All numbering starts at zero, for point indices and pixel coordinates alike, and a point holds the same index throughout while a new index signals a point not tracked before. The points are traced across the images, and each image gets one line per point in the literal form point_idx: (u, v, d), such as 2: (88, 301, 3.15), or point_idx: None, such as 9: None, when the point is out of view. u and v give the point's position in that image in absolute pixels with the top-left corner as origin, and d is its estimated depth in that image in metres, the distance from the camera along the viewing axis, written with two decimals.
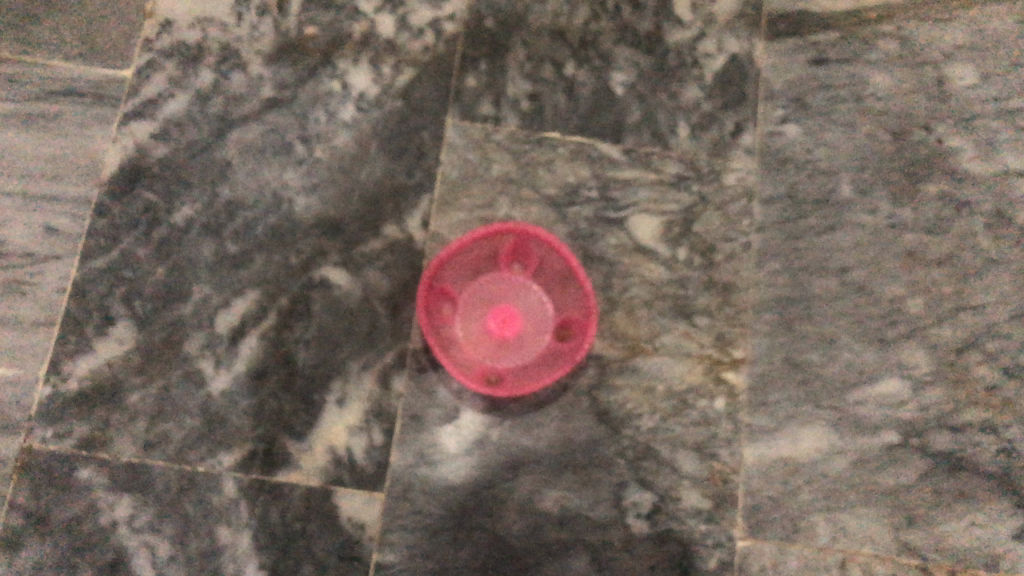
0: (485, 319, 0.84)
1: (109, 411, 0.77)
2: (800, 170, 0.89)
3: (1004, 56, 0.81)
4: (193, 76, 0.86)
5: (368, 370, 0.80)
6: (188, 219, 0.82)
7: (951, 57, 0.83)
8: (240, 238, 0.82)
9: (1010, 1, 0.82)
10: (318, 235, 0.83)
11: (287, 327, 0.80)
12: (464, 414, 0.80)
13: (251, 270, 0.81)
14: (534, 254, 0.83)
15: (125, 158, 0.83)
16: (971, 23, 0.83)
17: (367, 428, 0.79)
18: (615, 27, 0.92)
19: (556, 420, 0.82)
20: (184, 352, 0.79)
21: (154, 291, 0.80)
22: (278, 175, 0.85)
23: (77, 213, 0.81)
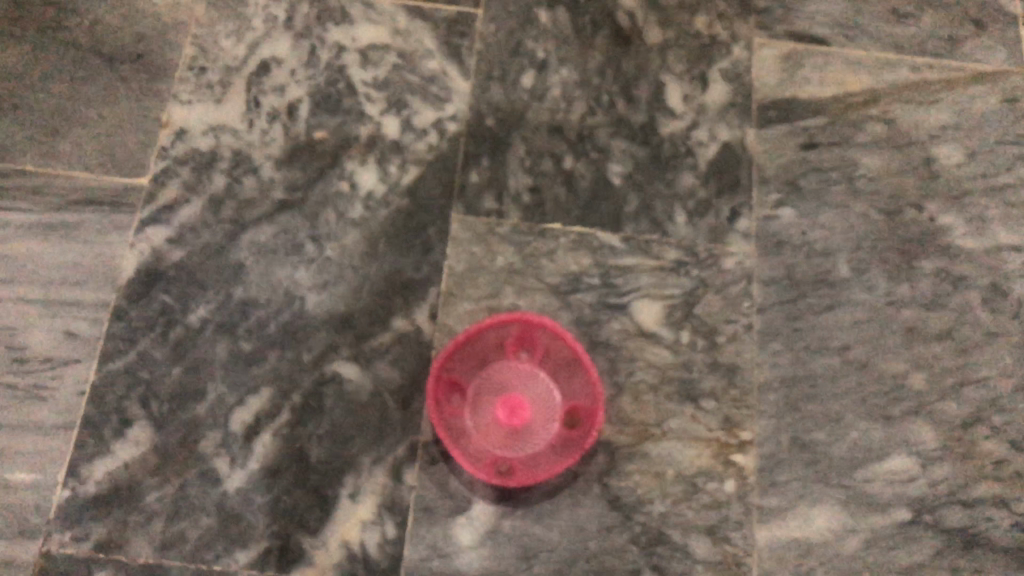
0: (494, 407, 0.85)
1: (126, 512, 0.78)
2: (796, 252, 0.93)
3: (976, 141, 0.97)
4: (207, 181, 0.90)
5: (380, 463, 0.81)
6: (203, 319, 0.85)
7: (919, 143, 0.97)
8: (254, 336, 0.85)
9: (949, 108, 0.98)
10: (330, 331, 0.85)
11: (301, 423, 0.82)
12: (475, 504, 0.81)
13: (265, 367, 0.83)
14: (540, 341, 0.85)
15: (142, 262, 0.87)
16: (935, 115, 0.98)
17: (380, 522, 0.79)
18: (611, 121, 0.96)
19: (568, 508, 0.82)
20: (199, 451, 0.80)
21: (170, 391, 0.82)
22: (290, 274, 0.87)
23: (96, 317, 0.84)
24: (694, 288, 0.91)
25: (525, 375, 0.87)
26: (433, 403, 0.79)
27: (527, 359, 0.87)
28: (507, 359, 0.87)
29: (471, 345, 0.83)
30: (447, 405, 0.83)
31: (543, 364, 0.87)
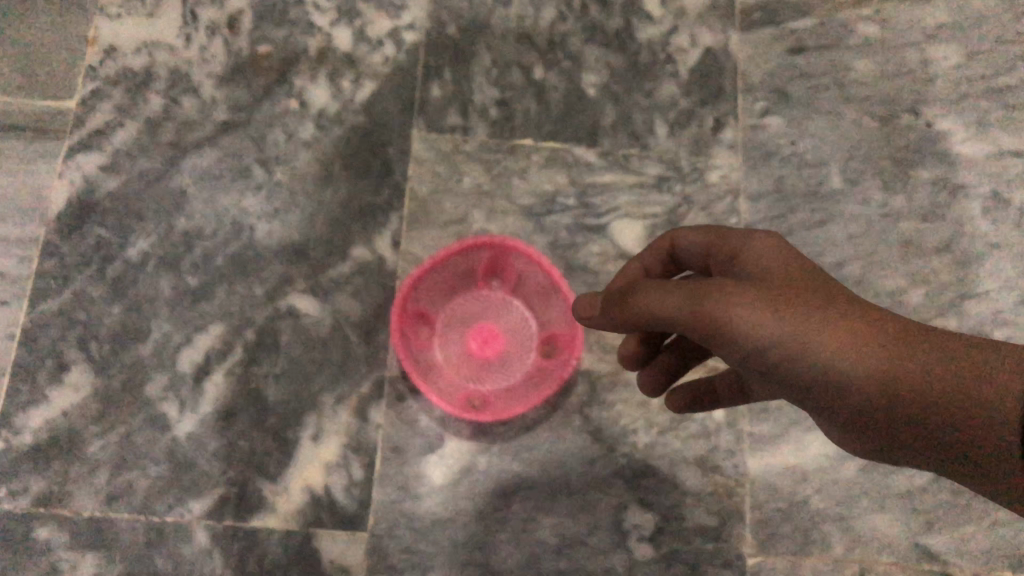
0: (465, 339, 0.79)
1: (67, 464, 0.71)
2: (786, 164, 0.87)
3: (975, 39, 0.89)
4: (141, 103, 0.82)
5: (343, 401, 0.75)
6: (144, 253, 0.78)
7: (915, 46, 0.90)
8: (200, 270, 0.78)
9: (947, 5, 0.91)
10: (283, 263, 0.79)
11: (255, 362, 0.75)
12: (448, 442, 0.75)
13: (213, 303, 0.77)
14: (513, 268, 0.78)
15: (73, 192, 0.79)
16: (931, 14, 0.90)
17: (346, 464, 0.74)
18: (583, 28, 0.89)
19: (548, 442, 0.76)
20: (145, 395, 0.74)
21: (110, 331, 0.75)
22: (237, 202, 0.80)
23: (24, 254, 0.76)
24: (676, 206, 0.85)
25: (498, 305, 0.81)
26: (397, 337, 0.72)
27: (500, 289, 0.81)
28: (477, 289, 0.80)
29: (438, 275, 0.76)
30: (414, 340, 0.77)
31: (516, 292, 0.80)
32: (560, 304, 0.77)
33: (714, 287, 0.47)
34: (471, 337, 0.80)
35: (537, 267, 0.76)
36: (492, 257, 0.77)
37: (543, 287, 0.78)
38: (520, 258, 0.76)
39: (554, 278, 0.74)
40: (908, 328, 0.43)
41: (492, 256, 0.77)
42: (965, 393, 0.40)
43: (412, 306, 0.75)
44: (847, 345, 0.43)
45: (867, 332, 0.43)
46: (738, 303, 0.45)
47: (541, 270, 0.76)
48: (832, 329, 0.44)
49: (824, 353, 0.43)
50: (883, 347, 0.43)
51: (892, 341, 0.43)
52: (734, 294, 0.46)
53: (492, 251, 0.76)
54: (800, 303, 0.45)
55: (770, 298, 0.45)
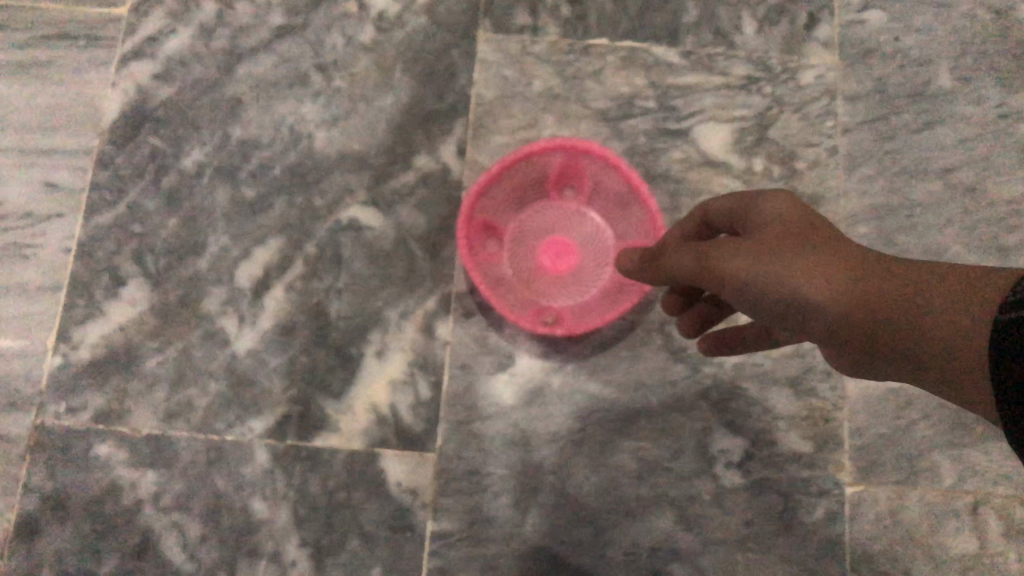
0: (537, 254, 0.74)
1: (126, 380, 0.69)
2: (886, 63, 0.79)
3: None
4: (195, 8, 0.78)
5: (409, 318, 0.71)
6: (200, 164, 0.74)
7: None
8: (257, 181, 0.74)
9: None
10: (343, 173, 0.74)
11: (316, 276, 0.71)
12: (520, 360, 0.70)
13: (271, 215, 0.73)
14: (588, 176, 0.72)
15: (126, 102, 0.75)
16: None
17: (412, 382, 0.69)
18: None
19: (626, 362, 0.71)
20: (203, 310, 0.70)
21: (167, 245, 0.72)
22: (295, 110, 0.76)
23: (78, 166, 0.73)
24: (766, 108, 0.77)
25: (570, 216, 0.75)
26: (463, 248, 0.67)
27: (573, 198, 0.75)
28: (548, 198, 0.75)
29: (507, 182, 0.71)
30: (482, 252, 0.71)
31: (591, 202, 0.74)
32: (638, 214, 0.70)
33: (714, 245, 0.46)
34: (542, 251, 0.74)
35: (613, 174, 0.70)
36: (564, 163, 0.71)
37: (620, 195, 0.72)
38: (594, 163, 0.70)
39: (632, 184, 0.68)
40: (901, 263, 0.39)
41: (564, 162, 0.71)
42: (929, 320, 0.35)
43: (479, 216, 0.70)
44: (825, 281, 0.40)
45: (850, 268, 0.39)
46: (731, 253, 0.44)
47: (618, 176, 0.70)
48: (811, 269, 0.41)
49: (803, 291, 0.40)
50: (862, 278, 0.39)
51: (874, 273, 0.39)
52: (723, 251, 0.45)
53: (565, 156, 0.70)
54: (787, 246, 0.43)
55: (755, 247, 0.44)
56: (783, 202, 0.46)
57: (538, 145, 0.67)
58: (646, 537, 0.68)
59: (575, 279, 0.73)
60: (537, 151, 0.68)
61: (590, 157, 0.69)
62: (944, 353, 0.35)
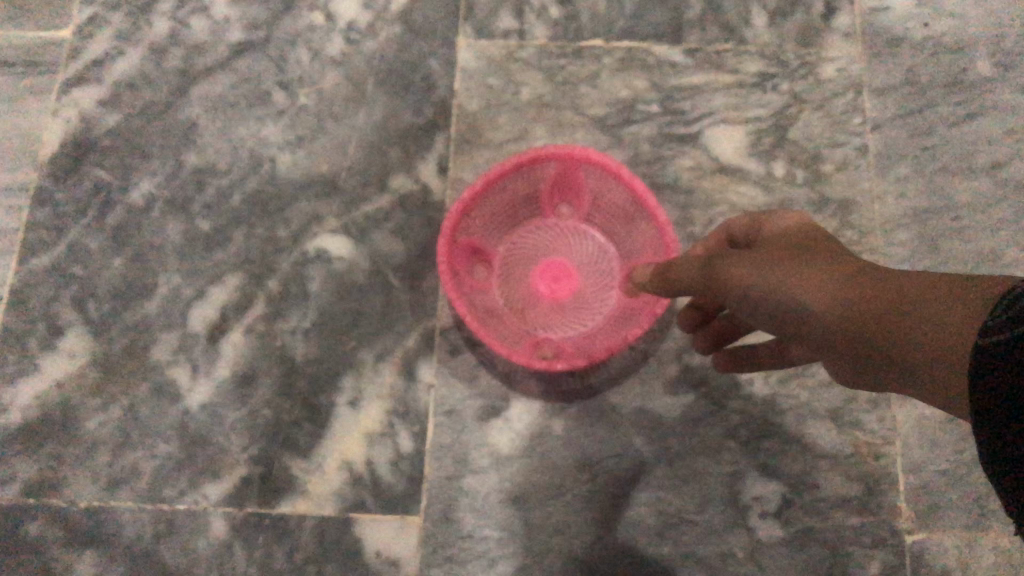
0: (532, 280, 0.65)
1: (63, 444, 0.60)
2: (919, 50, 0.69)
3: None
4: (145, 27, 0.70)
5: (386, 359, 0.61)
6: (149, 196, 0.66)
7: None
8: (213, 212, 0.65)
9: None
10: (310, 198, 0.65)
11: (280, 316, 0.62)
12: (515, 402, 0.61)
13: (229, 249, 0.64)
14: (585, 189, 0.63)
15: (68, 132, 0.68)
16: None
17: (391, 433, 0.60)
18: None
19: (639, 399, 0.61)
20: (151, 360, 0.62)
21: (111, 288, 0.63)
22: (256, 132, 0.68)
23: (13, 204, 0.66)
24: (784, 107, 0.68)
25: (569, 234, 0.66)
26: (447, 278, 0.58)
27: (572, 214, 0.66)
28: (542, 215, 0.66)
29: (495, 199, 0.62)
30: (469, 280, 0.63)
31: (591, 217, 0.66)
32: (646, 231, 0.62)
33: (722, 256, 0.41)
34: (538, 275, 0.65)
35: (616, 185, 0.61)
36: (558, 175, 0.62)
37: (624, 209, 0.63)
38: (594, 174, 0.61)
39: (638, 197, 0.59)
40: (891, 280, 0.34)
41: (559, 174, 0.62)
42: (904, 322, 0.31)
43: (464, 240, 0.61)
44: (825, 285, 0.34)
45: (856, 270, 0.34)
46: (741, 261, 0.39)
47: (622, 189, 0.61)
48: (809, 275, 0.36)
49: (800, 297, 0.35)
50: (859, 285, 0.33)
51: (880, 278, 0.33)
52: (730, 260, 0.40)
53: (560, 168, 0.61)
54: (798, 258, 0.38)
55: (765, 256, 0.39)
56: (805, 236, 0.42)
57: (528, 156, 0.58)
58: None
59: (577, 305, 0.64)
60: (527, 163, 0.59)
61: (589, 168, 0.60)
62: (925, 364, 0.29)
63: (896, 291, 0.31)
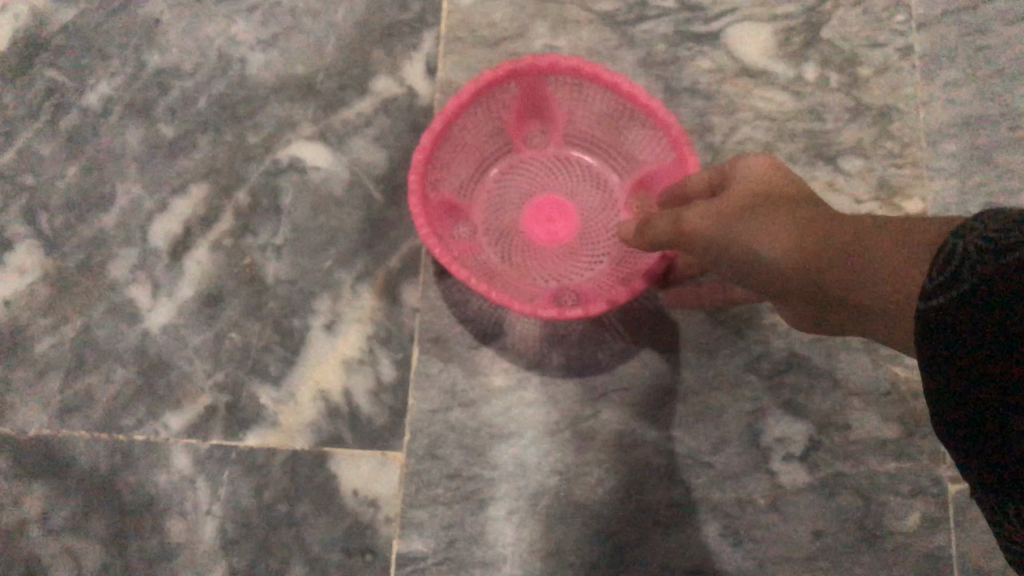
0: (526, 223, 0.58)
1: (11, 368, 0.54)
2: None
3: None
4: None
5: (366, 280, 0.55)
6: (106, 99, 0.59)
7: None
8: (177, 117, 0.59)
9: None
10: (283, 102, 0.59)
11: (250, 231, 0.56)
12: (509, 330, 0.55)
13: (195, 158, 0.58)
14: (556, 105, 0.56)
15: (16, 30, 0.60)
16: None
17: (371, 361, 0.54)
18: None
19: (648, 327, 0.54)
20: (108, 279, 0.56)
21: (64, 200, 0.57)
22: (224, 29, 0.60)
23: None
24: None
25: (548, 164, 0.59)
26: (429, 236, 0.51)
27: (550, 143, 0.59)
28: (514, 150, 0.59)
29: (463, 138, 0.54)
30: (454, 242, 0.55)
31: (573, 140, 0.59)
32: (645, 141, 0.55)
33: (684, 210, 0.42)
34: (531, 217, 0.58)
35: (597, 97, 0.53)
36: (521, 97, 0.54)
37: (613, 122, 0.56)
38: (567, 89, 0.54)
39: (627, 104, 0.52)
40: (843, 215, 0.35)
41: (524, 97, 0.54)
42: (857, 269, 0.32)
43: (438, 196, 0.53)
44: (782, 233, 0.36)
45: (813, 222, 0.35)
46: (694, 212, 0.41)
47: (606, 100, 0.53)
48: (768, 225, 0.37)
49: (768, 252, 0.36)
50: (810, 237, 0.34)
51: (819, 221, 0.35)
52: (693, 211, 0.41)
53: (522, 88, 0.53)
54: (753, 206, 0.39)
55: (726, 208, 0.40)
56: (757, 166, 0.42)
57: (481, 85, 0.49)
58: (680, 556, 0.52)
59: (583, 240, 0.58)
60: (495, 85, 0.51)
61: (562, 83, 0.53)
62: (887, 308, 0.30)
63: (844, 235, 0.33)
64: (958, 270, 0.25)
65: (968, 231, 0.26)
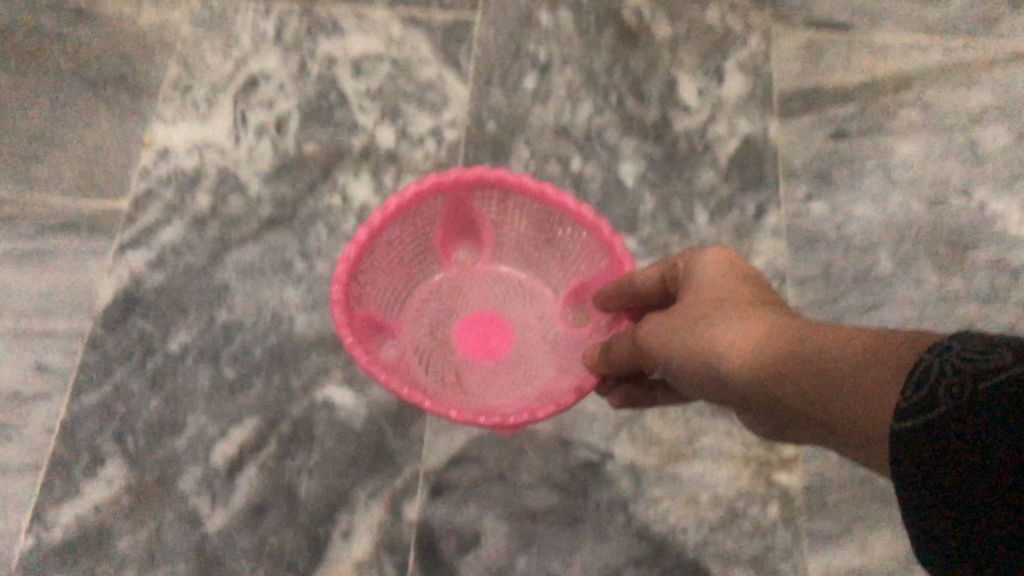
0: (463, 330, 0.82)
1: (96, 561, 0.70)
2: (832, 248, 0.88)
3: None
4: (190, 201, 0.85)
5: (376, 498, 0.73)
6: (184, 346, 0.78)
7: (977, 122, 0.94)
8: (238, 362, 0.77)
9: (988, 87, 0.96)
10: (320, 354, 0.78)
11: (289, 455, 0.74)
12: (485, 541, 0.72)
13: (250, 395, 0.76)
14: (476, 234, 0.81)
15: (120, 287, 0.81)
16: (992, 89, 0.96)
17: (377, 563, 0.71)
18: (621, 121, 0.93)
19: (590, 543, 0.72)
20: (177, 490, 0.73)
21: (146, 425, 0.75)
22: (278, 294, 0.81)
23: (69, 348, 0.78)
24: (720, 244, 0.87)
25: (474, 277, 0.84)
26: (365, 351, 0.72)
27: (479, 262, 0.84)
28: (444, 266, 0.83)
29: (403, 259, 0.79)
30: (394, 352, 0.79)
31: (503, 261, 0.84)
32: (576, 264, 0.79)
33: (658, 316, 0.55)
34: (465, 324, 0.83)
35: (526, 221, 0.78)
36: (448, 223, 0.78)
37: (535, 242, 0.81)
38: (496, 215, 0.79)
39: (553, 225, 0.77)
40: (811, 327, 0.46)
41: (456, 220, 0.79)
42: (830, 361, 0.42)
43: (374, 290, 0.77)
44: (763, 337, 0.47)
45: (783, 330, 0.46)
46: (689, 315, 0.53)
47: (534, 224, 0.78)
48: (746, 346, 0.47)
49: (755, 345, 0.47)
50: (788, 365, 0.44)
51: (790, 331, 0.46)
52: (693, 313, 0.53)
53: (448, 215, 0.77)
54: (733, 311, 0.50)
55: (713, 308, 0.52)
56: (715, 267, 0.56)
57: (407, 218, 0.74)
58: None
59: (507, 340, 0.82)
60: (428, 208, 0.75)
61: (489, 209, 0.78)
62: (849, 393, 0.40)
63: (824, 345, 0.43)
64: (937, 380, 0.35)
65: (942, 351, 0.36)
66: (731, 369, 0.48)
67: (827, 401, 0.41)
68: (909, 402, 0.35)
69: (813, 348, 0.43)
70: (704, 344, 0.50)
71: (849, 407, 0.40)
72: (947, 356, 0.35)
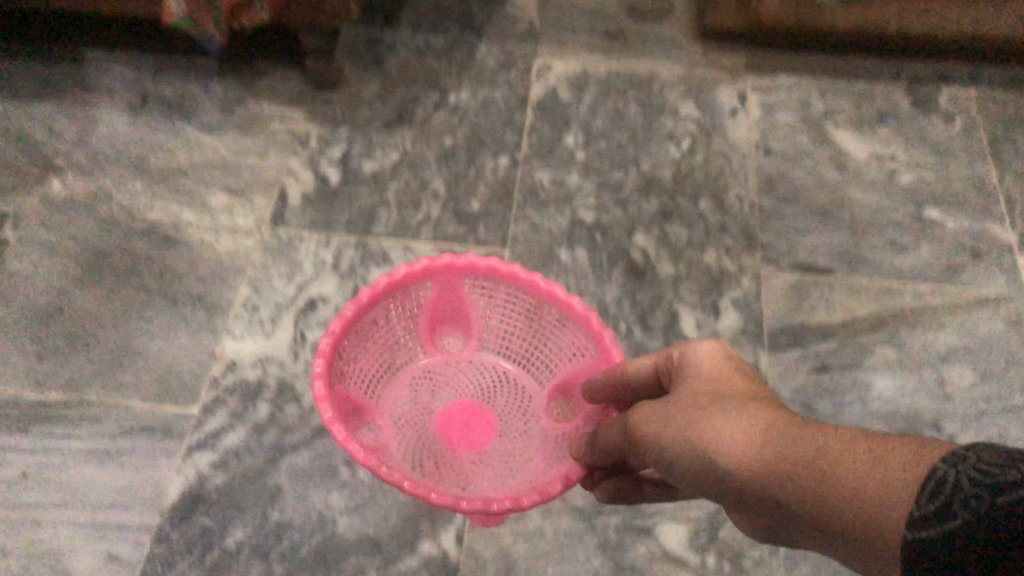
0: (446, 407, 0.95)
1: None
2: None
3: (988, 362, 1.07)
4: (251, 409, 0.98)
5: None
6: (240, 542, 0.89)
7: (947, 359, 1.07)
8: (286, 559, 0.89)
9: (952, 329, 1.09)
10: (359, 555, 0.90)
11: None
12: None
13: None
14: (464, 318, 0.97)
15: (185, 485, 0.93)
16: (955, 330, 1.09)
17: None
18: (629, 348, 1.06)
19: None
20: None
21: None
22: (324, 497, 0.92)
23: (138, 540, 0.90)
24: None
25: (459, 363, 0.98)
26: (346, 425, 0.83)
27: (467, 349, 0.98)
28: (434, 352, 0.98)
29: (394, 333, 0.94)
30: (377, 417, 0.91)
31: (490, 352, 0.98)
32: (560, 359, 0.94)
33: (644, 412, 0.65)
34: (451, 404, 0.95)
35: (516, 310, 0.94)
36: (438, 304, 0.94)
37: (519, 330, 0.96)
38: (488, 302, 0.94)
39: (542, 314, 0.92)
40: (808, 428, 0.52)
41: (451, 303, 0.95)
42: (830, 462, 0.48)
43: (368, 357, 0.91)
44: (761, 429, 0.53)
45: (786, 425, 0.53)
46: (674, 411, 0.61)
47: (522, 312, 0.94)
48: (749, 443, 0.53)
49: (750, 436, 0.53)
50: (786, 462, 0.50)
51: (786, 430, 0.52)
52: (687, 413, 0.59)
53: (438, 296, 0.93)
54: (730, 407, 0.57)
55: (707, 402, 0.59)
56: (709, 356, 0.65)
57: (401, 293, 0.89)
58: None
59: (487, 418, 0.95)
60: (429, 286, 0.91)
61: (482, 294, 0.93)
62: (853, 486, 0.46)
63: (825, 443, 0.49)
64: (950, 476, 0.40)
65: (952, 456, 0.42)
66: (737, 466, 0.53)
67: (832, 505, 0.47)
68: (921, 513, 0.40)
69: (821, 450, 0.49)
70: (704, 436, 0.56)
71: (858, 512, 0.45)
72: (959, 460, 0.40)
